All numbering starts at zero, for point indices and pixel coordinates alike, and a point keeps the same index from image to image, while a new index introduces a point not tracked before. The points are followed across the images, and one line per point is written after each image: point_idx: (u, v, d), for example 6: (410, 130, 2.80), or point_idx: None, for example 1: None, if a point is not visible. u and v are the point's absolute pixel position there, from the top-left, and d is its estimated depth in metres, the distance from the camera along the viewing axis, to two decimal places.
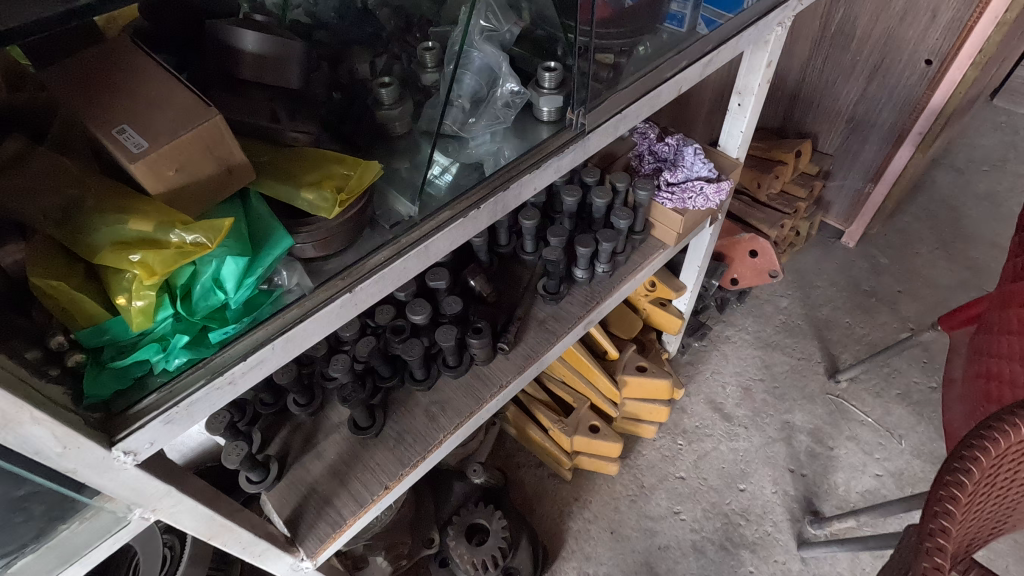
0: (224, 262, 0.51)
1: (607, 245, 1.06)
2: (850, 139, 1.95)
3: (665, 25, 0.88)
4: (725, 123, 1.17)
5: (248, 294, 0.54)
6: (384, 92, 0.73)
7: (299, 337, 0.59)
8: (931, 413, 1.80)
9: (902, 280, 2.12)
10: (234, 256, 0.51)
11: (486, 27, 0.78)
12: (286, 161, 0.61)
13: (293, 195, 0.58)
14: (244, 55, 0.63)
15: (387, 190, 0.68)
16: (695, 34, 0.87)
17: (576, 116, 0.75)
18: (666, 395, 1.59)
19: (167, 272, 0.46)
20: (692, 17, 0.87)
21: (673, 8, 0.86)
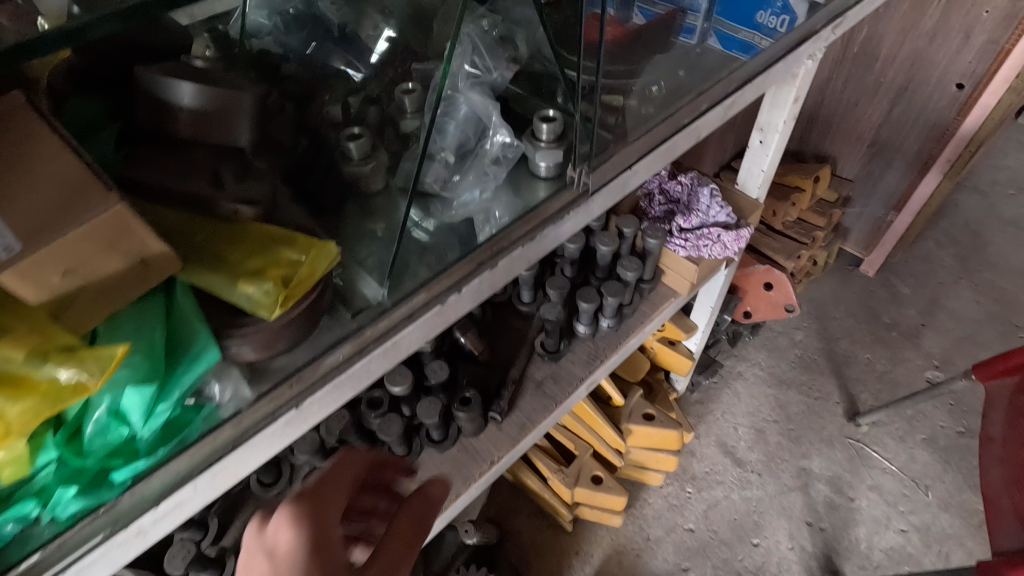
0: (122, 392, 0.41)
1: (612, 300, 0.95)
2: (872, 164, 1.83)
3: (678, 39, 0.80)
4: (744, 160, 1.06)
5: (162, 422, 0.45)
6: (352, 146, 0.63)
7: (230, 467, 0.50)
8: (958, 460, 1.68)
9: (925, 312, 2.00)
10: (135, 384, 0.41)
11: (472, 72, 0.69)
12: (224, 241, 0.50)
13: (227, 289, 0.47)
14: (181, 111, 0.52)
15: (353, 266, 0.57)
16: (706, 47, 0.80)
17: (579, 174, 0.64)
18: (676, 445, 1.47)
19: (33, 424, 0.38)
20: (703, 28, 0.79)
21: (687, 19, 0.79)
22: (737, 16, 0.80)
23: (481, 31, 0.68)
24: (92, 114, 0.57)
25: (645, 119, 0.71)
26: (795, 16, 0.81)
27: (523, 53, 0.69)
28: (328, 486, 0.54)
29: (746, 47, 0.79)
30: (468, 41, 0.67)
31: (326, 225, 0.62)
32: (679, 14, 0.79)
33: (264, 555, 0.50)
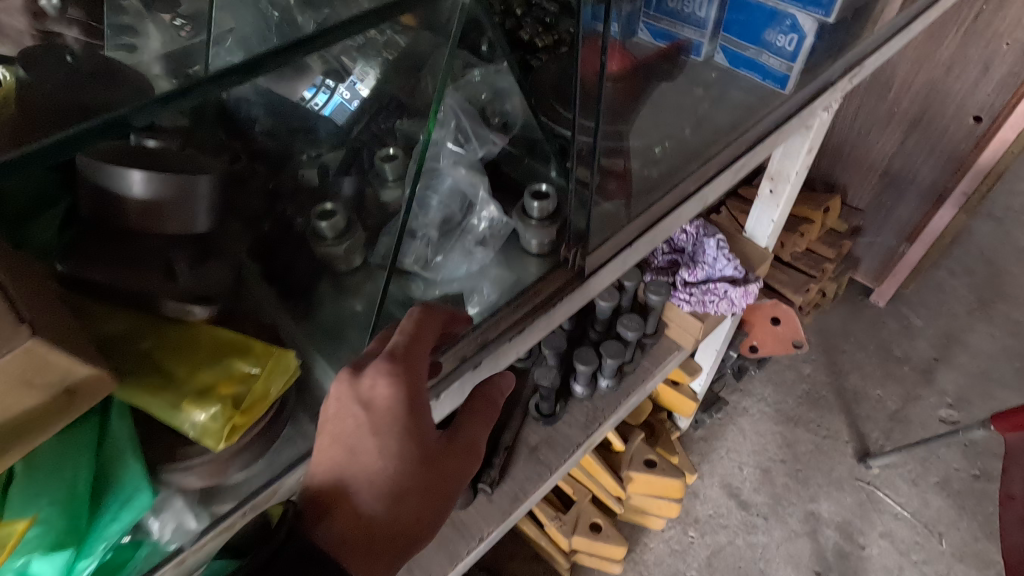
0: (35, 551, 0.38)
1: (612, 361, 0.90)
2: (883, 195, 1.76)
3: (688, 55, 0.79)
4: (753, 210, 1.01)
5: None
6: (324, 225, 0.57)
7: None
8: (974, 506, 1.61)
9: (939, 345, 1.93)
10: (43, 553, 0.38)
11: (456, 153, 0.65)
12: (169, 351, 0.44)
13: (169, 413, 0.41)
14: (132, 203, 0.46)
15: (321, 367, 0.54)
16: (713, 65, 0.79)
17: (574, 254, 0.59)
18: (678, 493, 1.41)
19: None
20: (709, 45, 0.77)
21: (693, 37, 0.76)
22: (744, 35, 0.74)
23: (469, 101, 0.65)
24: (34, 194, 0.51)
25: (650, 187, 0.67)
26: (806, 34, 0.70)
27: (523, 116, 0.65)
28: (421, 347, 0.45)
29: (777, 78, 0.76)
30: (450, 112, 0.63)
31: (296, 311, 0.56)
32: (683, 31, 0.76)
33: (360, 407, 0.42)
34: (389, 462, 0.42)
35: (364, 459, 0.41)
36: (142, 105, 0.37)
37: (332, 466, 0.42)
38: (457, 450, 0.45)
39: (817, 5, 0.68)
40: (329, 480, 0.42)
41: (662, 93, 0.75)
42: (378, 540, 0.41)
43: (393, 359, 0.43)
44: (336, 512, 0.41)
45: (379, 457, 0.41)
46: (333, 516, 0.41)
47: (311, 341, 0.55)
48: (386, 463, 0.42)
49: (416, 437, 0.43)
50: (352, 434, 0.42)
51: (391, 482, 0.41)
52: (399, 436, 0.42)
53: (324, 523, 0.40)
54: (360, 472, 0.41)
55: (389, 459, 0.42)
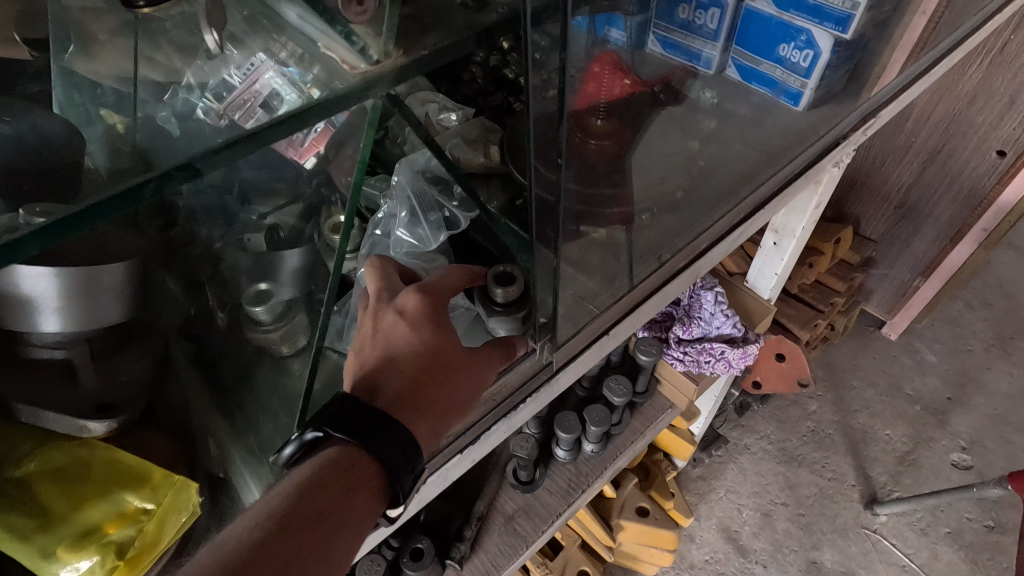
0: None
1: (596, 429, 0.84)
2: (898, 227, 1.67)
3: (694, 69, 0.74)
4: (756, 260, 0.94)
5: None
6: (259, 310, 0.48)
7: None
8: (987, 560, 1.52)
9: (953, 384, 1.84)
10: None
11: (410, 243, 0.57)
12: (55, 482, 0.38)
13: (40, 564, 0.35)
14: (23, 299, 0.40)
15: (241, 477, 0.46)
16: (725, 78, 0.75)
17: (542, 349, 0.55)
18: (670, 544, 1.34)
19: None
20: (722, 60, 0.73)
21: (700, 48, 0.72)
22: (757, 50, 0.71)
23: (414, 173, 0.58)
24: None
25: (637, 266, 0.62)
26: (821, 51, 0.66)
27: (497, 162, 0.60)
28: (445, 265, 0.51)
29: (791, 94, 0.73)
30: (398, 190, 0.58)
31: (224, 409, 0.48)
32: (696, 43, 0.72)
33: (395, 314, 0.46)
34: (428, 346, 0.45)
35: (404, 341, 0.44)
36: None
37: (371, 356, 0.44)
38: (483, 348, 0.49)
39: (835, 22, 0.64)
40: (370, 365, 0.43)
41: (653, 144, 0.68)
42: (425, 408, 0.42)
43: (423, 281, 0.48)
44: (385, 387, 0.42)
45: (420, 337, 0.45)
46: (383, 391, 0.42)
47: (235, 442, 0.47)
48: (426, 343, 0.45)
49: (447, 334, 0.46)
50: (389, 328, 0.45)
51: (430, 361, 0.44)
52: (434, 324, 0.46)
53: (374, 394, 0.42)
54: (403, 355, 0.44)
55: (428, 342, 0.45)
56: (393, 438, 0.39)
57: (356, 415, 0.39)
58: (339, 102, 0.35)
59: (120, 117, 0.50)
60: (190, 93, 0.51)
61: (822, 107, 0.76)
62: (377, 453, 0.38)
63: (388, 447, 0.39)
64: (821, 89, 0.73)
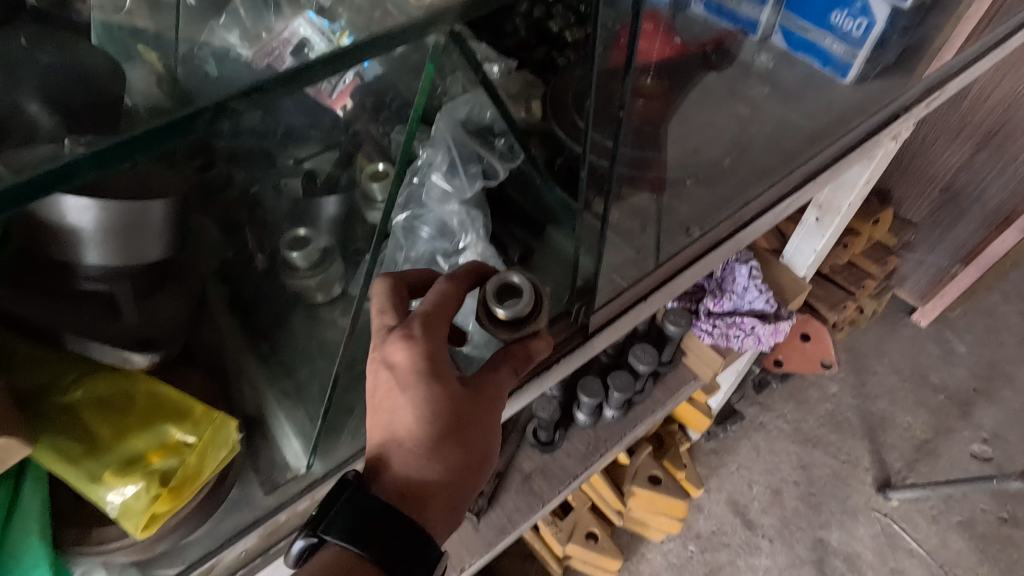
0: None
1: (619, 395, 0.84)
2: (941, 212, 1.61)
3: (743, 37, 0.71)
4: (795, 236, 0.91)
5: None
6: (295, 255, 0.49)
7: None
8: (997, 552, 1.52)
9: (981, 376, 1.81)
10: None
11: (444, 190, 0.57)
12: (99, 410, 0.39)
13: (86, 488, 0.37)
14: (68, 229, 0.40)
15: (278, 421, 0.48)
16: (770, 45, 0.71)
17: (576, 311, 0.55)
18: (679, 512, 1.36)
19: None
20: (769, 23, 0.69)
21: (745, 10, 0.68)
22: (808, 15, 0.66)
23: (456, 123, 0.53)
24: None
25: (676, 233, 0.61)
26: (876, 20, 0.63)
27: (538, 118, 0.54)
28: (454, 296, 0.43)
29: (839, 65, 0.69)
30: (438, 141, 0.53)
31: (260, 351, 0.50)
32: (744, 7, 0.68)
33: (383, 370, 0.40)
34: (426, 410, 0.39)
35: (399, 414, 0.39)
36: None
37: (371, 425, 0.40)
38: (495, 366, 0.43)
39: None
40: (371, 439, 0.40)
41: (701, 105, 0.65)
42: (433, 488, 0.38)
43: (416, 316, 0.41)
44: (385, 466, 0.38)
45: (416, 403, 0.39)
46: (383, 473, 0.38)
47: (269, 384, 0.49)
48: (425, 410, 0.39)
49: (444, 385, 0.40)
50: (380, 390, 0.40)
51: (430, 426, 0.39)
52: (431, 380, 0.39)
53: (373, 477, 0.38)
54: (399, 428, 0.39)
55: (425, 407, 0.39)
56: (391, 538, 0.35)
57: (349, 518, 0.36)
58: (401, 37, 0.33)
59: (160, 55, 0.51)
60: (230, 38, 0.51)
61: (875, 80, 0.72)
62: (375, 559, 0.35)
63: (386, 549, 0.35)
64: (873, 62, 0.69)
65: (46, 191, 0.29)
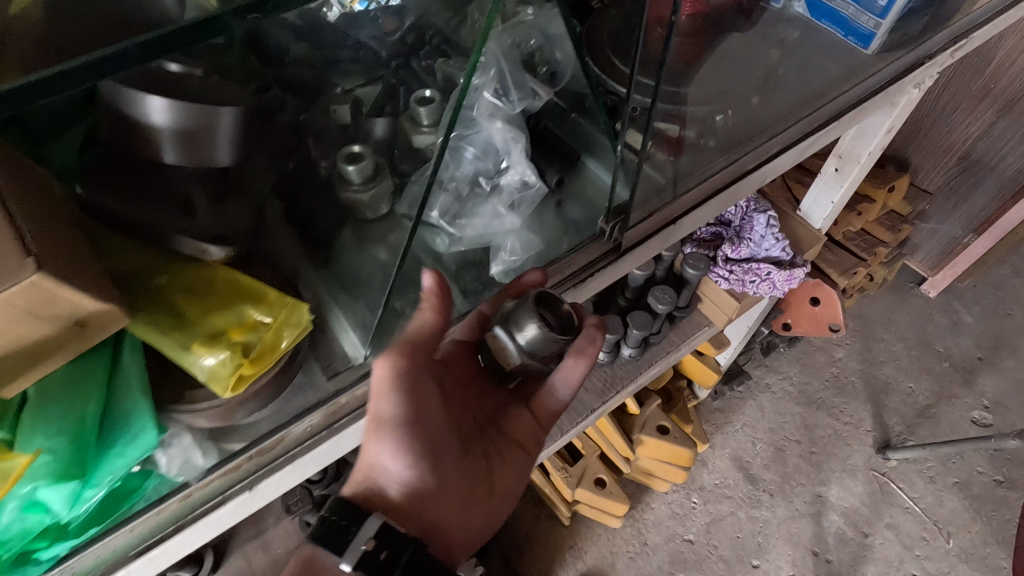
0: (41, 486, 0.37)
1: (637, 332, 0.88)
2: (957, 180, 1.62)
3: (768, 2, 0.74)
4: (813, 187, 0.94)
5: (94, 503, 0.41)
6: (351, 170, 0.53)
7: (173, 546, 0.46)
8: (991, 511, 1.57)
9: (985, 345, 1.84)
10: (50, 483, 0.37)
11: (494, 106, 0.57)
12: (182, 293, 0.43)
13: (178, 355, 0.41)
14: (147, 129, 0.44)
15: (334, 317, 0.52)
16: (793, 15, 0.74)
17: (611, 229, 0.58)
18: (686, 461, 1.41)
19: None
20: None
21: None
22: None
23: (508, 48, 0.56)
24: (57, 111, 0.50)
25: (701, 162, 0.62)
26: None
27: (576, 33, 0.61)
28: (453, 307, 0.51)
29: (861, 35, 0.69)
30: (491, 62, 0.55)
31: (317, 259, 0.54)
32: None
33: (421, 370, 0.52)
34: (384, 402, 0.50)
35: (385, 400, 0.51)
36: (119, 45, 0.31)
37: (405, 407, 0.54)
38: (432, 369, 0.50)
39: None
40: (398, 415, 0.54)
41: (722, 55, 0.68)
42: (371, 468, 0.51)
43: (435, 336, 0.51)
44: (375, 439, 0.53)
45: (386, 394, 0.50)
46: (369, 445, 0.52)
47: (326, 288, 0.53)
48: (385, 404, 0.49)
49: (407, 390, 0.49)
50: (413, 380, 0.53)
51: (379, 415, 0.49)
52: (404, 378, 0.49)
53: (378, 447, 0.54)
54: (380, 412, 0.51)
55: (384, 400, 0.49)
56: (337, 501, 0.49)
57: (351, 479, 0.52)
58: None
59: None
60: None
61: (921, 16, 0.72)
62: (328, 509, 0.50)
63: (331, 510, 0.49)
64: (895, 32, 0.69)
65: (174, 47, 0.33)
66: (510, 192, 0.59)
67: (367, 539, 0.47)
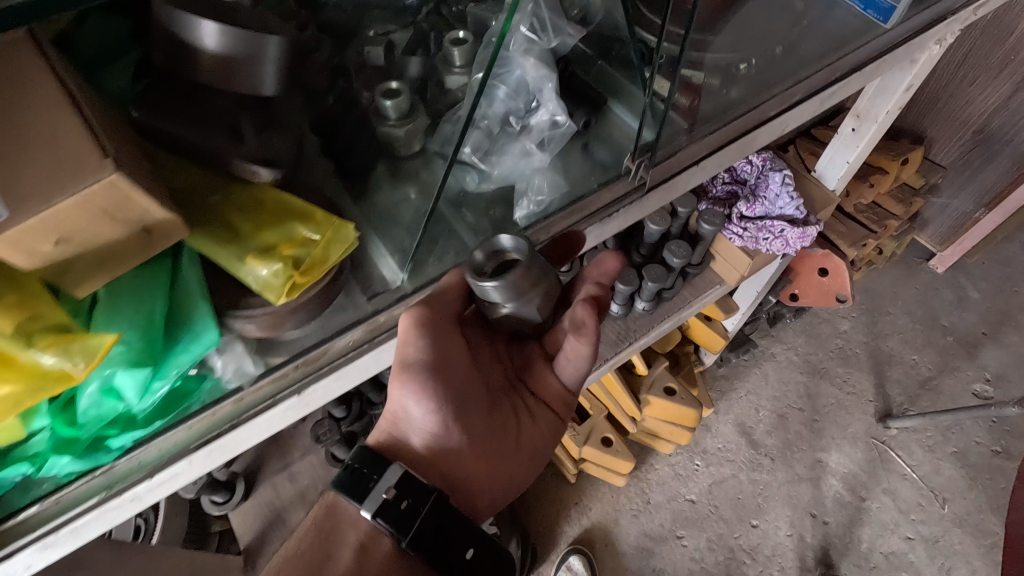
0: (117, 372, 0.40)
1: (652, 285, 0.90)
2: (971, 155, 1.62)
3: None
4: (829, 148, 0.95)
5: (158, 397, 0.44)
6: (388, 104, 0.55)
7: (229, 445, 0.49)
8: (987, 480, 1.61)
9: (990, 321, 1.86)
10: (126, 367, 0.40)
11: (528, 41, 0.58)
12: (235, 210, 0.46)
13: (233, 264, 0.44)
14: (198, 53, 0.45)
15: (373, 243, 0.55)
16: None
17: (637, 167, 0.60)
18: (690, 422, 1.45)
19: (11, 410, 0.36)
20: None
21: None
22: None
23: None
24: (105, 42, 0.52)
25: (721, 106, 0.64)
26: None
27: None
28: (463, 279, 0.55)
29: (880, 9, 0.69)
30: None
31: (355, 190, 0.57)
32: None
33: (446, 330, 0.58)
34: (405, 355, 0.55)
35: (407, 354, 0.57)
36: None
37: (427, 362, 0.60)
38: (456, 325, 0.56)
39: None
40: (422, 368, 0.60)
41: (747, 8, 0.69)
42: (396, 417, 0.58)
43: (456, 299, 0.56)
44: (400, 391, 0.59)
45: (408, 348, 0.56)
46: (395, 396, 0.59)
47: (364, 217, 0.56)
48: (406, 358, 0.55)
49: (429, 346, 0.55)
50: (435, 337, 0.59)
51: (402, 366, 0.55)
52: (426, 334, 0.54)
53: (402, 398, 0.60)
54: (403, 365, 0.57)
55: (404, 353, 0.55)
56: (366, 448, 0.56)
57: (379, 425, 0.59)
58: None
59: None
60: None
61: None
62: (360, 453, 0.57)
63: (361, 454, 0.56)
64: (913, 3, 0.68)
65: None
66: (540, 131, 0.61)
67: (389, 487, 0.53)
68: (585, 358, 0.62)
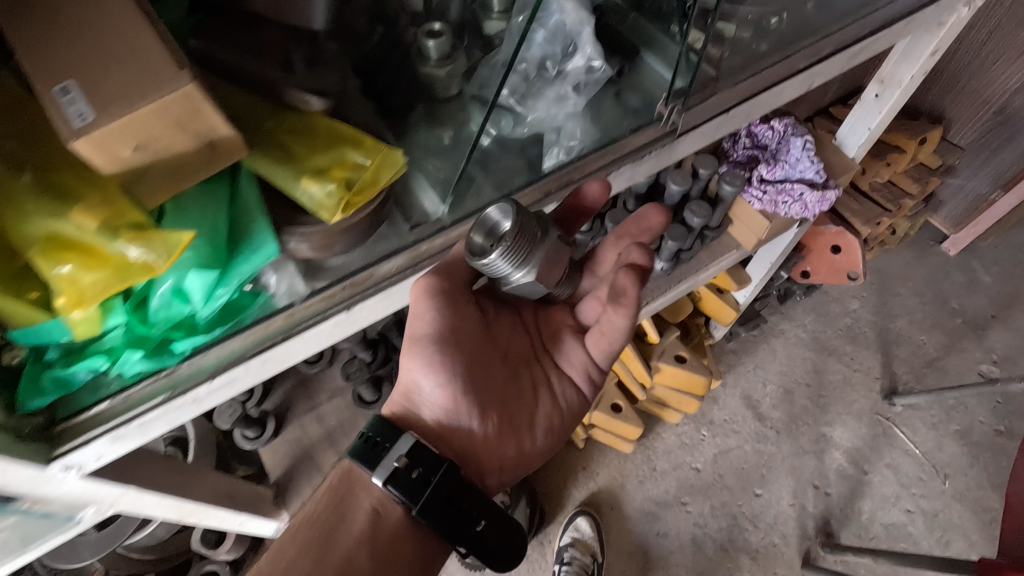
0: (187, 275, 0.44)
1: (672, 244, 0.92)
2: (990, 135, 1.62)
3: None
4: (852, 114, 0.97)
5: (219, 306, 0.48)
6: (431, 45, 0.57)
7: (280, 356, 0.53)
8: (989, 458, 1.64)
9: (1000, 304, 1.87)
10: (196, 269, 0.44)
11: None
12: (288, 133, 0.49)
13: (290, 184, 0.47)
14: None
15: (415, 176, 0.57)
16: None
17: (669, 112, 0.62)
18: (699, 389, 1.48)
19: (96, 297, 0.41)
20: None
21: None
22: None
23: None
24: None
25: (752, 58, 0.65)
26: None
27: None
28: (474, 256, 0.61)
29: None
30: None
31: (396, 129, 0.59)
32: None
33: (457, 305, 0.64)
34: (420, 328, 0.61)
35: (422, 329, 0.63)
36: None
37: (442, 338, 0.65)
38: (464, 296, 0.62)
39: None
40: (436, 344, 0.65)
41: None
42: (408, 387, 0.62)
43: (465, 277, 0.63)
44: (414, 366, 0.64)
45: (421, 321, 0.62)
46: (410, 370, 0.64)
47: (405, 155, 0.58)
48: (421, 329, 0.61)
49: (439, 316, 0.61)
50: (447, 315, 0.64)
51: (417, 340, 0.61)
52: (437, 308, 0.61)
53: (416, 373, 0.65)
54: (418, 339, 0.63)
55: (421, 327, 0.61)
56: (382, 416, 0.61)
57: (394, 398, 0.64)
58: None
59: None
60: None
61: None
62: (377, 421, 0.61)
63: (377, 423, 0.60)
64: None
65: None
66: (575, 75, 0.62)
67: (400, 456, 0.56)
68: (621, 330, 0.64)
